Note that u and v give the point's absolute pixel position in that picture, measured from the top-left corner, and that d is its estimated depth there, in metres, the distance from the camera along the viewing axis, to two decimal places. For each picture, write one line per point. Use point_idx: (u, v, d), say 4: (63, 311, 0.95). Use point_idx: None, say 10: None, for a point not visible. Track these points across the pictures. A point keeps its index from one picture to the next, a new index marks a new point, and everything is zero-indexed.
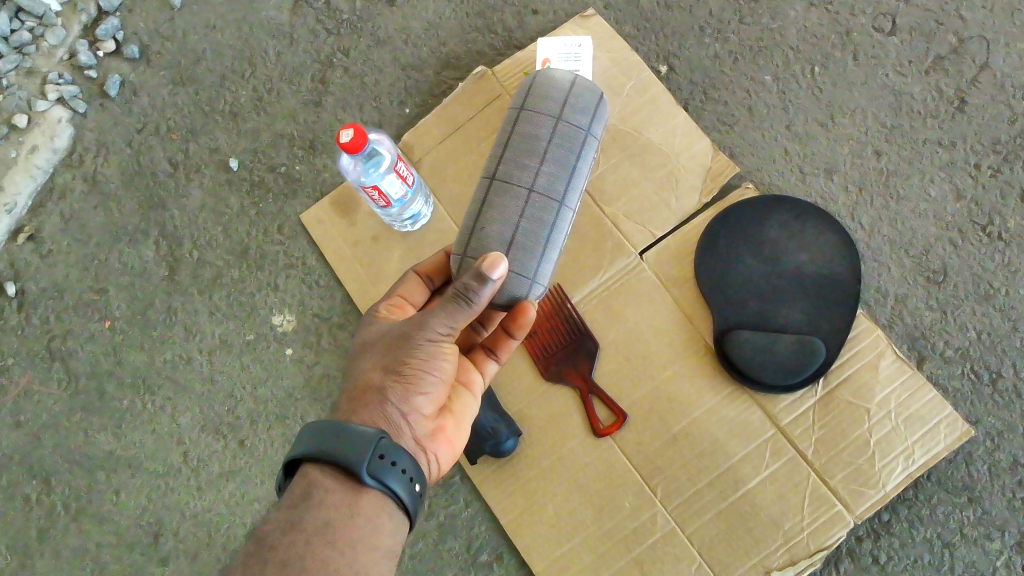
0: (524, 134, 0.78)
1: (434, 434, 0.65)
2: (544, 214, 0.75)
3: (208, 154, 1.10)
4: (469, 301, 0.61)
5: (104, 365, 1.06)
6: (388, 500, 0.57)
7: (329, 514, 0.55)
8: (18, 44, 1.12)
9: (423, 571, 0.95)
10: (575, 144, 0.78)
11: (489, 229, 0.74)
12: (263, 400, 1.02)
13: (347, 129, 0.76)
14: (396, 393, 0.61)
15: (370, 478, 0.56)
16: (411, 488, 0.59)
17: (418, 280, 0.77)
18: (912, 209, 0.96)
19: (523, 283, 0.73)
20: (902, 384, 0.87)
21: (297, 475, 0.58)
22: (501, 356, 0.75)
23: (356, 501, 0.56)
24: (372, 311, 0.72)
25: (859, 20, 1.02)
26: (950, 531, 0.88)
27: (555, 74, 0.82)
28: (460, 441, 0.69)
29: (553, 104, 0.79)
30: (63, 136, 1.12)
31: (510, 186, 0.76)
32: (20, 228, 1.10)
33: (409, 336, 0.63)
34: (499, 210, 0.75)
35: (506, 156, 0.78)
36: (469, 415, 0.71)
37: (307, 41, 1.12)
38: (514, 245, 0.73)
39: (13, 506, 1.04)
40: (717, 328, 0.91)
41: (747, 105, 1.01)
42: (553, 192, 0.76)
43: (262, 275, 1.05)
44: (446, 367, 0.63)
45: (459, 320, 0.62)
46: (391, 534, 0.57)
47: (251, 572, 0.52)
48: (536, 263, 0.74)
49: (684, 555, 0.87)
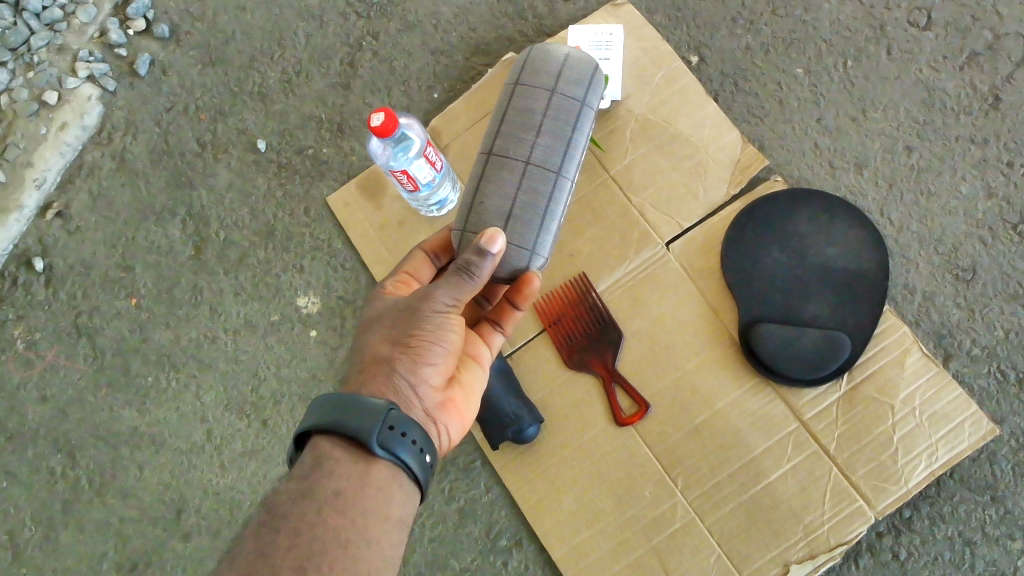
0: (520, 109, 0.78)
1: (444, 405, 0.65)
2: (541, 186, 0.75)
3: (236, 135, 1.10)
4: (473, 275, 0.61)
5: (130, 342, 1.07)
6: (399, 472, 0.58)
7: (340, 484, 0.56)
8: (50, 21, 1.13)
9: (442, 554, 0.96)
10: (571, 116, 0.78)
11: (487, 204, 0.74)
12: (287, 381, 1.03)
13: (378, 113, 0.76)
14: (405, 364, 0.62)
15: (381, 448, 0.57)
16: (422, 460, 0.59)
17: (425, 256, 0.76)
18: (943, 206, 0.95)
19: (523, 254, 0.73)
20: (927, 381, 0.87)
21: (308, 446, 0.59)
22: (508, 329, 0.75)
23: (369, 471, 0.57)
24: (378, 286, 0.72)
25: (894, 14, 1.01)
26: (972, 529, 0.88)
27: (549, 49, 0.81)
28: (470, 412, 0.69)
29: (547, 78, 0.78)
30: (92, 114, 1.12)
31: (507, 160, 0.76)
32: (49, 204, 1.11)
33: (416, 308, 0.63)
34: (496, 184, 0.75)
35: (502, 131, 0.78)
36: (478, 386, 0.71)
37: (337, 24, 1.11)
38: (512, 217, 0.73)
39: (38, 479, 1.05)
40: (742, 321, 0.91)
41: (778, 97, 1.00)
42: (550, 163, 0.76)
43: (288, 256, 1.06)
44: (454, 339, 0.63)
45: (463, 292, 0.62)
46: (402, 505, 0.58)
47: (265, 542, 0.53)
48: (535, 234, 0.73)
49: (703, 545, 0.87)
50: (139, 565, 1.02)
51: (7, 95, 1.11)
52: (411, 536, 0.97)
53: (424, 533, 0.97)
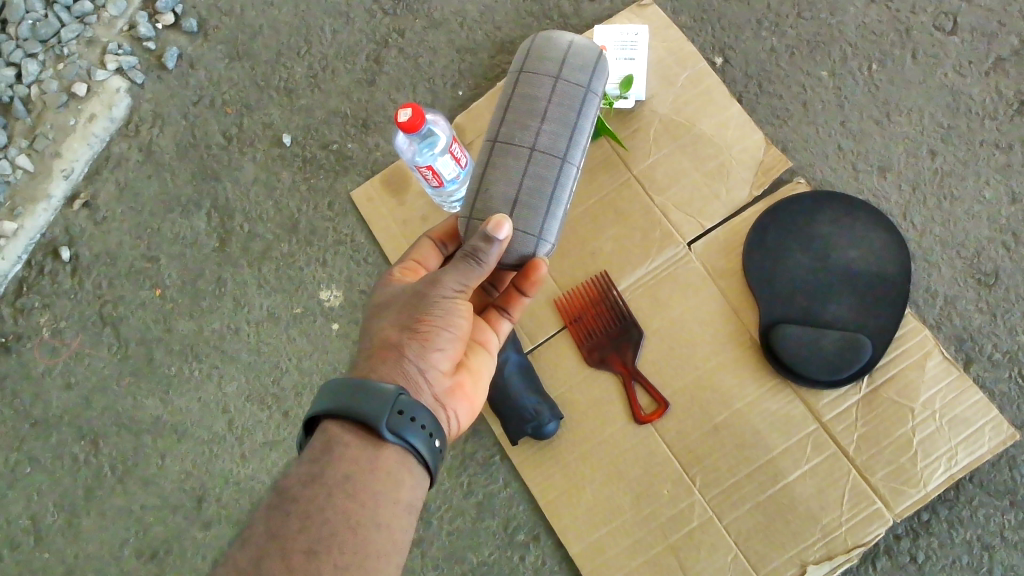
0: (523, 96, 0.75)
1: (453, 391, 0.66)
2: (546, 172, 0.72)
3: (262, 129, 1.12)
4: (480, 261, 0.63)
5: (154, 332, 1.08)
6: (409, 456, 0.59)
7: (350, 468, 0.56)
8: (80, 14, 1.14)
9: (460, 547, 0.97)
10: (576, 103, 0.75)
11: (493, 191, 0.71)
12: (309, 373, 1.04)
13: (405, 108, 0.77)
14: (413, 349, 0.62)
15: (390, 433, 0.57)
16: (431, 444, 0.60)
17: (432, 244, 0.76)
18: (966, 210, 0.95)
19: (529, 239, 0.70)
20: (947, 385, 0.87)
21: (317, 431, 0.60)
22: (516, 316, 0.76)
23: (378, 455, 0.57)
24: (386, 274, 0.72)
25: (920, 18, 1.01)
26: (990, 533, 0.88)
27: (552, 36, 0.78)
28: (479, 398, 0.70)
29: (551, 66, 0.76)
30: (120, 106, 1.14)
31: (512, 146, 0.72)
32: (76, 195, 1.12)
33: (424, 293, 0.64)
34: (500, 170, 0.72)
35: (505, 117, 0.74)
36: (487, 372, 0.71)
37: (363, 20, 1.12)
38: (518, 203, 0.71)
39: (61, 465, 1.06)
40: (763, 321, 0.91)
41: (802, 99, 1.01)
42: (555, 149, 0.72)
43: (312, 249, 1.07)
44: (461, 324, 0.64)
45: (471, 278, 0.64)
46: (412, 489, 0.58)
47: (275, 524, 0.54)
48: (540, 220, 0.71)
49: (720, 544, 0.88)
50: (160, 552, 1.03)
51: (37, 86, 1.12)
52: (429, 528, 0.98)
53: (442, 527, 0.98)
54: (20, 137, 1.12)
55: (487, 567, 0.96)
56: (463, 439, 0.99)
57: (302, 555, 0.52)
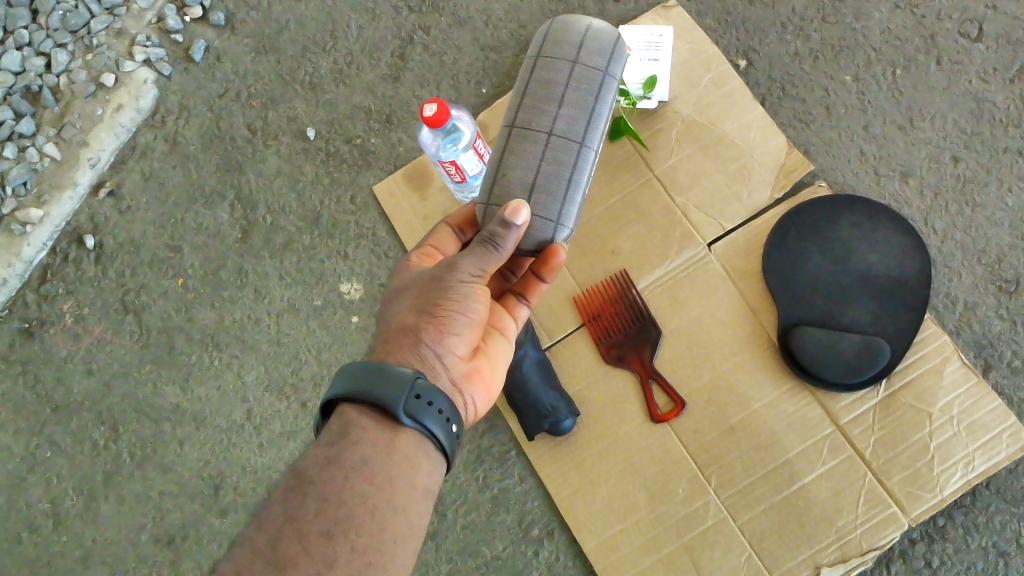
0: (541, 81, 0.75)
1: (470, 375, 0.67)
2: (563, 157, 0.72)
3: (287, 123, 1.13)
4: (498, 246, 0.63)
5: (175, 321, 1.09)
6: (426, 441, 0.59)
7: (368, 451, 0.57)
8: (110, 6, 1.15)
9: (474, 541, 0.98)
10: (595, 87, 0.74)
11: (511, 176, 0.71)
12: (328, 364, 1.05)
13: (431, 104, 0.78)
14: (431, 334, 0.63)
15: (408, 417, 0.58)
16: (449, 429, 0.61)
17: (450, 230, 0.76)
18: (989, 217, 0.95)
19: (547, 225, 0.70)
20: (966, 390, 0.87)
21: (334, 414, 0.60)
22: (533, 301, 0.77)
23: (395, 439, 0.58)
24: (403, 260, 0.72)
25: (945, 24, 1.01)
26: (1006, 540, 0.88)
27: (571, 20, 0.78)
28: (496, 383, 0.71)
29: (570, 50, 0.75)
30: (147, 97, 1.15)
31: (530, 131, 0.73)
32: (102, 183, 1.14)
33: (442, 278, 0.64)
34: (520, 155, 0.72)
35: (523, 103, 0.75)
36: (504, 359, 0.72)
37: (389, 17, 1.13)
38: (536, 188, 0.71)
39: (80, 450, 1.08)
40: (782, 323, 0.91)
41: (825, 103, 1.01)
42: (573, 133, 0.72)
43: (333, 243, 1.08)
44: (479, 309, 0.64)
45: (488, 263, 0.64)
46: (428, 474, 0.59)
47: (292, 507, 0.55)
48: (558, 205, 0.71)
49: (734, 544, 0.88)
50: (176, 539, 1.05)
51: (66, 76, 1.13)
52: (444, 520, 0.99)
53: (457, 520, 0.98)
54: (47, 126, 1.13)
55: (500, 562, 0.96)
56: (478, 434, 0.99)
57: (319, 538, 0.53)
